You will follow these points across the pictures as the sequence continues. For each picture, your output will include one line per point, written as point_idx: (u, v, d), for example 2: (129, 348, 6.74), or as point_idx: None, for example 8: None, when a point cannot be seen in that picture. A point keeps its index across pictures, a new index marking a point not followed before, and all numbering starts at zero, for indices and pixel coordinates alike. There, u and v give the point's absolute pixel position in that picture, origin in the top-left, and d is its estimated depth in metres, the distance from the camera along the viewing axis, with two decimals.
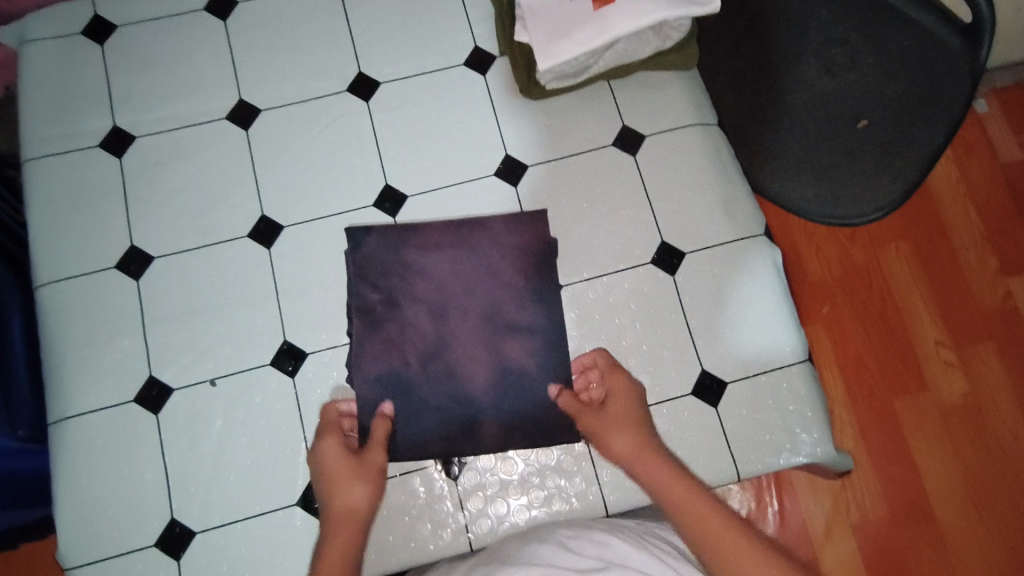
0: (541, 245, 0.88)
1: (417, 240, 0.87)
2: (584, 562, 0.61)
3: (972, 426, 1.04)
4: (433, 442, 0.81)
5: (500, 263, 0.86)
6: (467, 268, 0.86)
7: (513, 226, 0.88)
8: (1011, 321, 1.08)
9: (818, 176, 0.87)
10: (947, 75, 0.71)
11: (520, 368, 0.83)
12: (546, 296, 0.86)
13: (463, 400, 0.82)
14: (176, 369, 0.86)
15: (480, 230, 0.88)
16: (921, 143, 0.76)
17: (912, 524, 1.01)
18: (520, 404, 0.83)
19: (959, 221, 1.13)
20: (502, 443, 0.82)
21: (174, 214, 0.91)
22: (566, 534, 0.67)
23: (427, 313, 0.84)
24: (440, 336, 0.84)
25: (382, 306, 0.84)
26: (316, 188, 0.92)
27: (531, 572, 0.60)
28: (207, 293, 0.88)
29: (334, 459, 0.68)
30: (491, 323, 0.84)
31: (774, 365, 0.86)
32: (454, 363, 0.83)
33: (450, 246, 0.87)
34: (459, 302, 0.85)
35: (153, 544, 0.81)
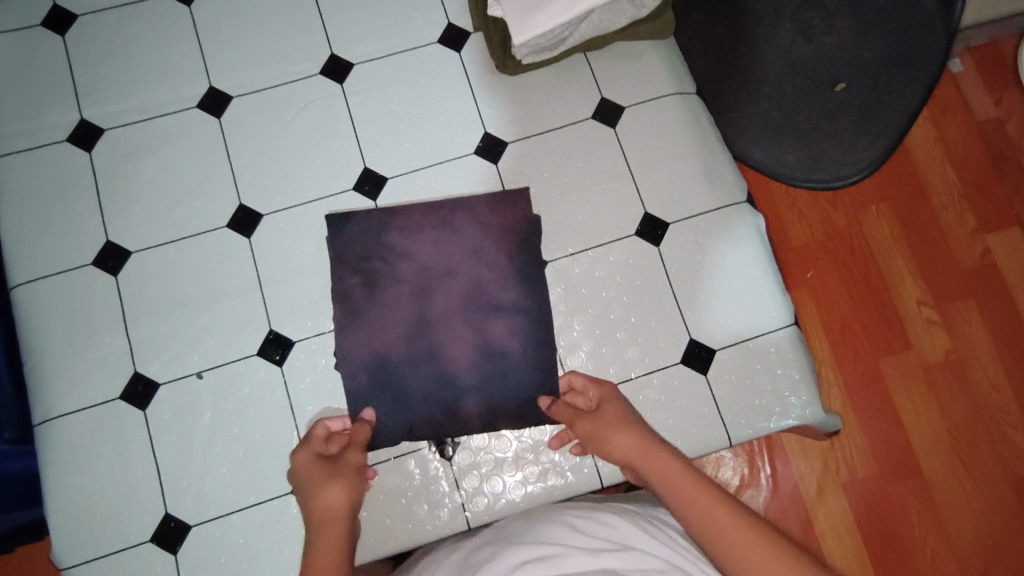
0: (523, 222, 0.88)
1: (399, 223, 0.88)
2: (594, 542, 0.62)
3: (955, 382, 1.06)
4: (418, 424, 0.82)
5: (484, 242, 0.87)
6: (451, 248, 0.87)
7: (494, 205, 0.89)
8: (990, 277, 1.09)
9: (799, 140, 0.85)
10: (923, 35, 0.80)
11: (503, 346, 0.84)
12: (530, 272, 0.87)
13: (447, 380, 0.83)
14: (161, 363, 0.85)
15: (462, 210, 0.88)
16: (898, 106, 0.81)
17: (900, 480, 1.03)
18: (503, 381, 0.83)
19: (937, 180, 1.13)
20: (487, 422, 0.83)
21: (149, 206, 0.89)
22: (572, 515, 0.68)
23: (409, 295, 0.85)
24: (423, 317, 0.84)
25: (362, 290, 0.85)
26: (294, 174, 0.90)
27: (542, 549, 0.61)
28: (189, 285, 0.87)
29: (310, 464, 0.66)
30: (473, 301, 0.85)
31: (761, 331, 0.87)
32: (437, 344, 0.84)
33: (433, 227, 0.88)
34: (441, 284, 0.86)
35: (149, 539, 0.80)
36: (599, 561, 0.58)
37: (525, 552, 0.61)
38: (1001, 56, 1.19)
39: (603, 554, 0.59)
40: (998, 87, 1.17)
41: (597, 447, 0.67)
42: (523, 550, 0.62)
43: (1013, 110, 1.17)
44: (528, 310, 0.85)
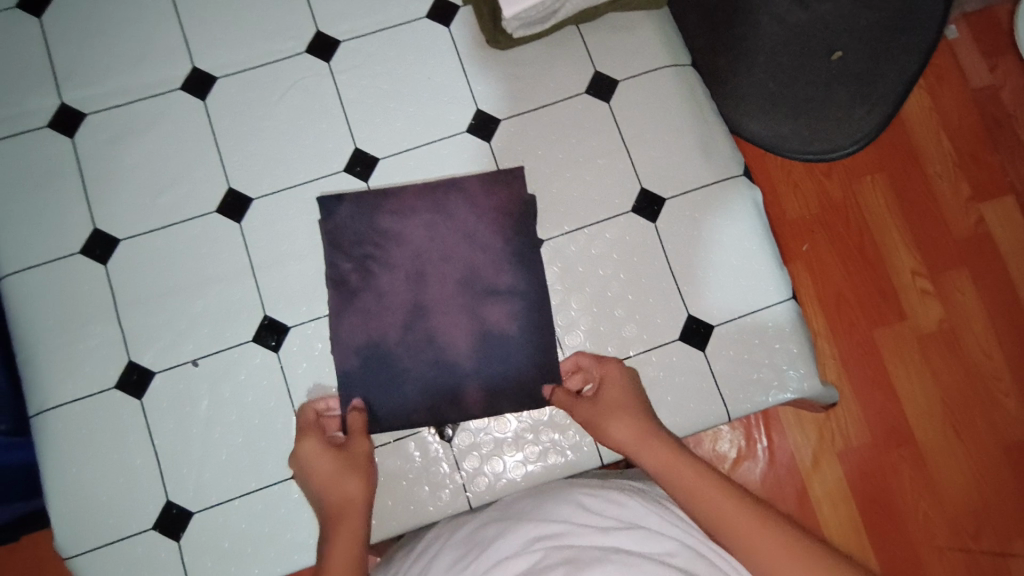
0: (518, 202, 0.87)
1: (392, 205, 0.86)
2: (604, 520, 0.62)
3: (949, 351, 1.06)
4: (418, 411, 0.81)
5: (477, 224, 0.86)
6: (445, 232, 0.85)
7: (488, 186, 0.87)
8: (985, 245, 1.09)
9: (795, 111, 0.84)
10: None
11: (502, 330, 0.83)
12: (525, 253, 0.85)
13: (446, 366, 0.82)
14: (156, 352, 0.84)
15: (456, 192, 0.87)
16: (898, 72, 0.79)
17: (894, 448, 1.04)
18: (503, 364, 0.83)
19: (932, 149, 1.13)
20: (488, 408, 0.82)
21: (136, 192, 0.87)
22: (582, 493, 0.68)
23: (404, 280, 0.84)
24: (418, 302, 0.83)
25: (357, 275, 0.84)
26: (283, 156, 0.88)
27: (552, 528, 0.61)
28: (180, 272, 0.85)
29: (319, 454, 0.65)
30: (468, 286, 0.84)
31: (759, 306, 0.86)
32: (435, 329, 0.83)
33: (427, 209, 0.86)
34: (436, 268, 0.84)
35: (151, 527, 0.80)
36: (609, 539, 0.59)
37: (535, 531, 0.62)
38: (996, 22, 1.18)
39: (613, 533, 0.60)
40: (994, 54, 1.16)
41: (595, 431, 0.66)
42: (534, 528, 0.63)
43: (1008, 77, 1.16)
44: (524, 292, 0.84)
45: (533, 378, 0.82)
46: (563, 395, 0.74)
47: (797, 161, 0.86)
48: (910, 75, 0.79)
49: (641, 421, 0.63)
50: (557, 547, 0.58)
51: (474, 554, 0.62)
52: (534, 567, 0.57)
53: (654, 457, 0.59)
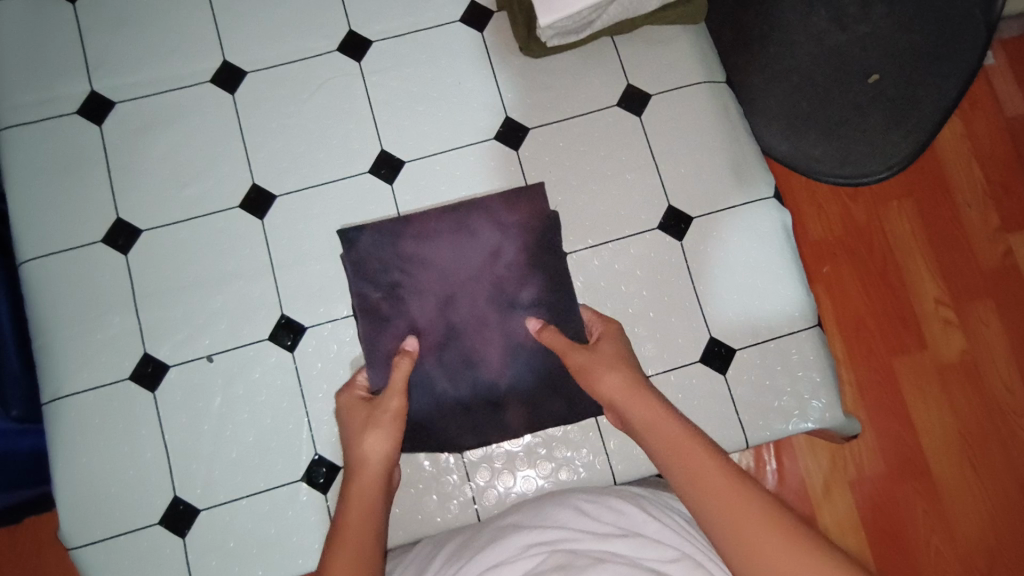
0: (541, 220, 0.84)
1: (415, 230, 0.84)
2: (601, 527, 0.62)
3: (969, 382, 1.04)
4: (465, 438, 0.80)
5: (502, 243, 0.84)
6: (471, 252, 0.83)
7: (511, 203, 0.85)
8: (1012, 278, 1.07)
9: (827, 135, 0.83)
10: (962, 23, 0.69)
11: (535, 350, 0.82)
12: (551, 269, 0.83)
13: (484, 386, 0.81)
14: (172, 345, 0.83)
15: (477, 212, 0.84)
16: (935, 97, 0.73)
17: (908, 479, 1.01)
18: (538, 383, 0.82)
19: (961, 177, 1.10)
20: (530, 423, 0.81)
21: (161, 184, 0.87)
22: (582, 498, 0.67)
23: (434, 305, 0.82)
24: (450, 324, 0.82)
25: (387, 302, 0.82)
26: (308, 155, 0.88)
27: (548, 534, 0.61)
28: (200, 267, 0.85)
29: (354, 412, 0.71)
30: (499, 303, 0.82)
31: (783, 331, 0.85)
32: (470, 349, 0.82)
33: (450, 231, 0.84)
34: (464, 289, 0.83)
35: (157, 521, 0.80)
36: (606, 545, 0.58)
37: (532, 537, 0.61)
38: None
39: (611, 539, 0.59)
40: None
41: (587, 384, 0.69)
42: (531, 533, 0.62)
43: None
44: (558, 309, 0.82)
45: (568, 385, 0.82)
46: (553, 340, 0.75)
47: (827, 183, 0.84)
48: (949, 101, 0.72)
49: (631, 377, 0.66)
50: (553, 554, 0.58)
51: (470, 557, 0.62)
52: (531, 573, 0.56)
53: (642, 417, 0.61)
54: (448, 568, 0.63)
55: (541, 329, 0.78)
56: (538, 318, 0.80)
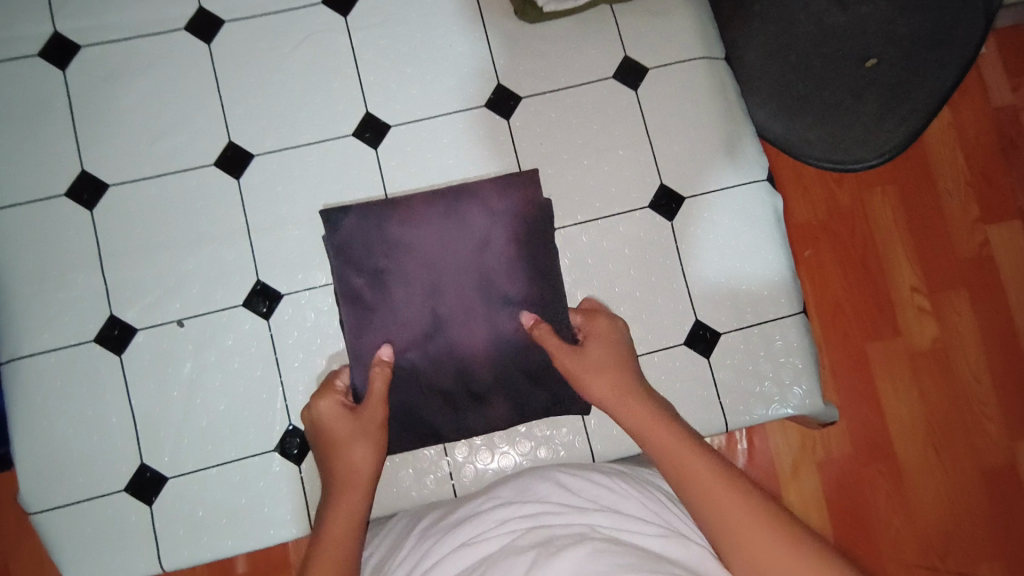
0: (533, 209, 0.78)
1: (400, 214, 0.77)
2: (582, 502, 0.61)
3: (938, 369, 1.05)
4: (444, 425, 0.78)
5: (494, 232, 0.77)
6: (460, 242, 0.77)
7: (503, 189, 0.78)
8: (986, 268, 1.08)
9: (822, 117, 0.85)
10: (961, 20, 0.75)
11: (526, 348, 0.77)
12: (544, 264, 0.77)
13: (469, 380, 0.77)
14: (140, 308, 0.80)
15: (468, 197, 0.78)
16: (931, 87, 0.79)
17: (873, 461, 1.03)
18: (525, 380, 0.77)
19: (946, 166, 1.10)
20: (512, 419, 0.78)
21: (130, 137, 0.82)
22: (563, 472, 0.67)
23: (419, 295, 0.76)
24: (436, 316, 0.76)
25: (370, 290, 0.76)
26: (289, 114, 0.83)
27: (527, 508, 0.60)
28: (171, 227, 0.81)
29: (335, 417, 0.70)
30: (488, 295, 0.76)
31: (768, 317, 0.84)
32: (455, 343, 0.76)
33: (439, 217, 0.77)
34: (452, 279, 0.76)
35: (123, 488, 0.78)
36: (585, 518, 0.57)
37: (511, 510, 0.60)
38: None
39: (591, 512, 0.58)
40: (1018, 74, 1.13)
41: (577, 386, 0.71)
42: (510, 507, 0.61)
43: None
44: (552, 306, 0.76)
45: (556, 380, 0.78)
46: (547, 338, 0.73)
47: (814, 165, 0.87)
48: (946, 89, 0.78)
49: (623, 379, 0.69)
50: (532, 529, 0.57)
51: (445, 532, 0.61)
52: (509, 546, 0.54)
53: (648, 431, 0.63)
54: (423, 542, 0.62)
55: (534, 324, 0.74)
56: (533, 313, 0.76)
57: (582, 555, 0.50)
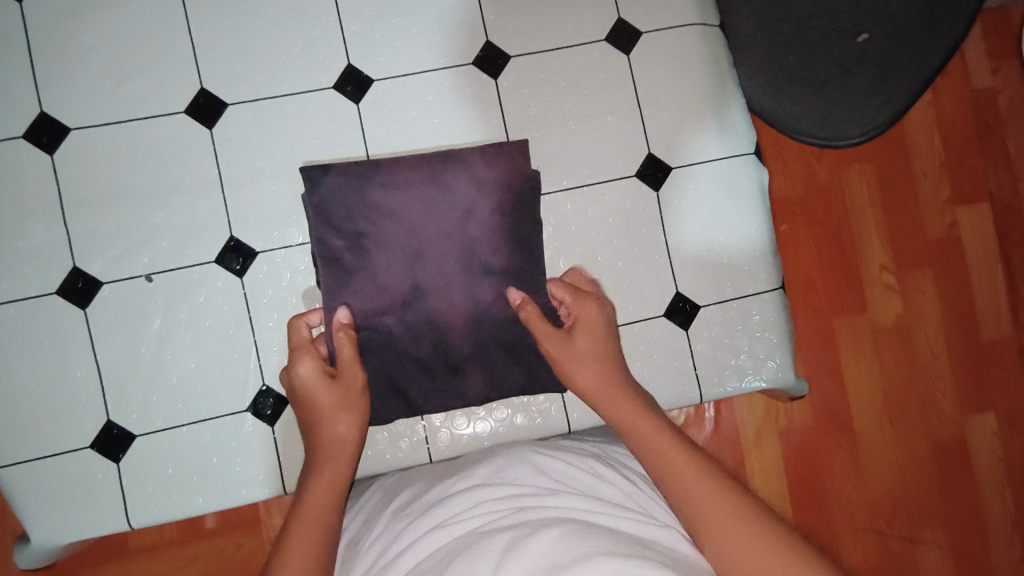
0: (520, 178, 0.76)
1: (383, 176, 0.75)
2: (557, 486, 0.62)
3: (900, 346, 1.08)
4: (421, 398, 0.77)
5: (479, 202, 0.75)
6: (442, 209, 0.75)
7: (490, 156, 0.76)
8: (953, 250, 1.10)
9: (811, 93, 0.94)
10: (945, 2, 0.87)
11: (506, 323, 0.76)
12: (527, 237, 0.76)
13: (447, 350, 0.76)
14: (105, 261, 0.76)
15: (454, 163, 0.76)
16: (916, 70, 0.89)
17: (832, 432, 1.06)
18: (503, 353, 0.77)
19: (923, 146, 1.11)
20: (485, 396, 0.78)
21: (93, 78, 0.77)
22: (538, 454, 0.68)
23: (400, 262, 0.74)
24: (415, 284, 0.74)
25: (350, 254, 0.74)
26: (265, 62, 0.79)
27: (502, 491, 0.61)
28: (138, 177, 0.77)
29: (316, 389, 0.69)
30: (469, 266, 0.75)
31: (746, 291, 0.85)
32: (435, 312, 0.75)
33: (423, 182, 0.75)
34: (433, 247, 0.75)
35: (88, 445, 0.76)
36: (559, 501, 0.58)
37: (486, 492, 0.61)
38: (1008, 23, 1.13)
39: (565, 496, 0.59)
40: (999, 57, 1.13)
41: (563, 376, 0.72)
42: (485, 489, 0.62)
43: (1008, 82, 1.13)
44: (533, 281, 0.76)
45: (532, 354, 0.77)
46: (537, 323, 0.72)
47: (803, 140, 0.97)
48: (929, 73, 0.89)
49: (609, 373, 0.70)
50: (508, 511, 0.57)
51: (419, 513, 0.61)
52: (484, 528, 0.55)
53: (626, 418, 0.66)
54: (399, 521, 0.62)
55: (523, 303, 0.74)
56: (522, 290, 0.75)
57: (555, 537, 0.51)
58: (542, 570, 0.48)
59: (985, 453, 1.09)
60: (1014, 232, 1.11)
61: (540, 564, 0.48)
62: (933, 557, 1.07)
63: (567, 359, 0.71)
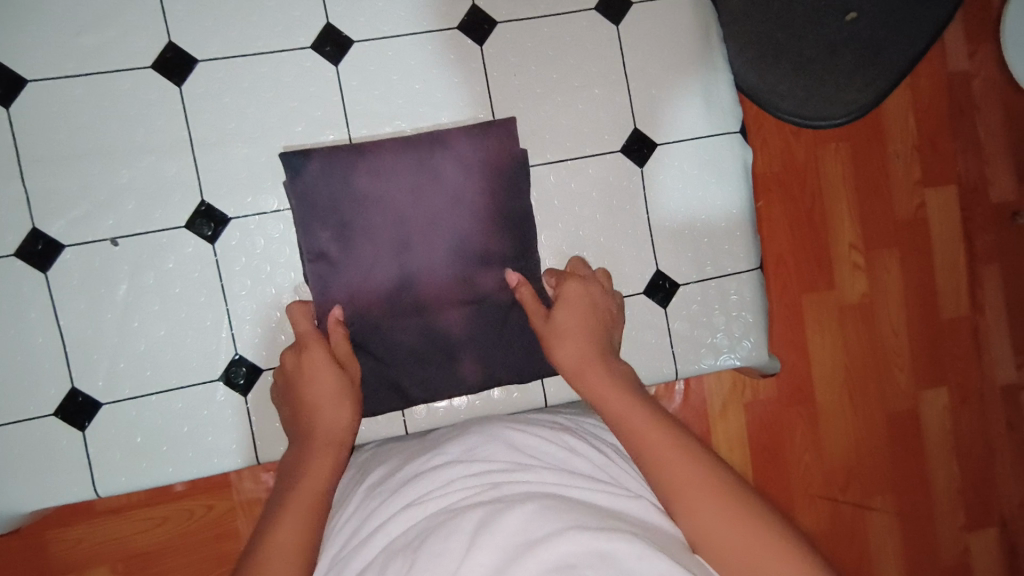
0: (508, 159, 0.77)
1: (368, 164, 0.75)
2: (529, 461, 0.62)
3: (863, 323, 1.09)
4: (413, 386, 0.78)
5: (466, 186, 0.76)
6: (431, 196, 0.76)
7: (477, 139, 0.77)
8: (919, 230, 1.11)
9: (796, 70, 0.98)
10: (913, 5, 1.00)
11: (500, 311, 0.78)
12: (518, 223, 0.78)
13: (439, 337, 0.77)
14: (67, 222, 0.73)
15: (441, 149, 0.76)
16: (894, 60, 1.00)
17: (795, 406, 1.08)
18: (494, 340, 0.78)
19: (897, 125, 1.09)
20: (484, 381, 0.79)
21: (52, 26, 0.72)
22: (511, 429, 0.67)
23: (387, 250, 0.75)
24: (404, 272, 0.75)
25: (335, 243, 0.74)
26: (238, 16, 0.75)
27: (474, 466, 0.61)
28: (102, 133, 0.73)
29: (320, 373, 0.69)
30: (460, 253, 0.76)
31: (726, 271, 0.86)
32: (424, 299, 0.76)
33: (410, 168, 0.75)
34: (422, 234, 0.75)
35: (52, 413, 0.73)
36: (532, 476, 0.59)
37: (459, 469, 0.61)
38: (987, 6, 1.13)
39: (538, 470, 0.60)
40: (976, 39, 1.12)
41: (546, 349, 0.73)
42: (458, 465, 0.61)
43: (983, 66, 1.13)
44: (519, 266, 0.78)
45: (526, 340, 0.79)
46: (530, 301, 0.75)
47: (783, 120, 1.01)
48: (914, 53, 1.00)
49: (589, 348, 0.71)
50: (480, 488, 0.57)
51: (393, 491, 0.61)
52: (457, 505, 0.55)
53: (604, 401, 0.66)
54: (374, 498, 0.62)
55: (519, 284, 0.76)
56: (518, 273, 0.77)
57: (528, 513, 0.51)
58: (515, 547, 0.48)
59: (936, 426, 1.13)
60: (977, 214, 1.14)
61: (512, 541, 0.49)
62: (883, 522, 1.11)
63: (555, 341, 0.72)
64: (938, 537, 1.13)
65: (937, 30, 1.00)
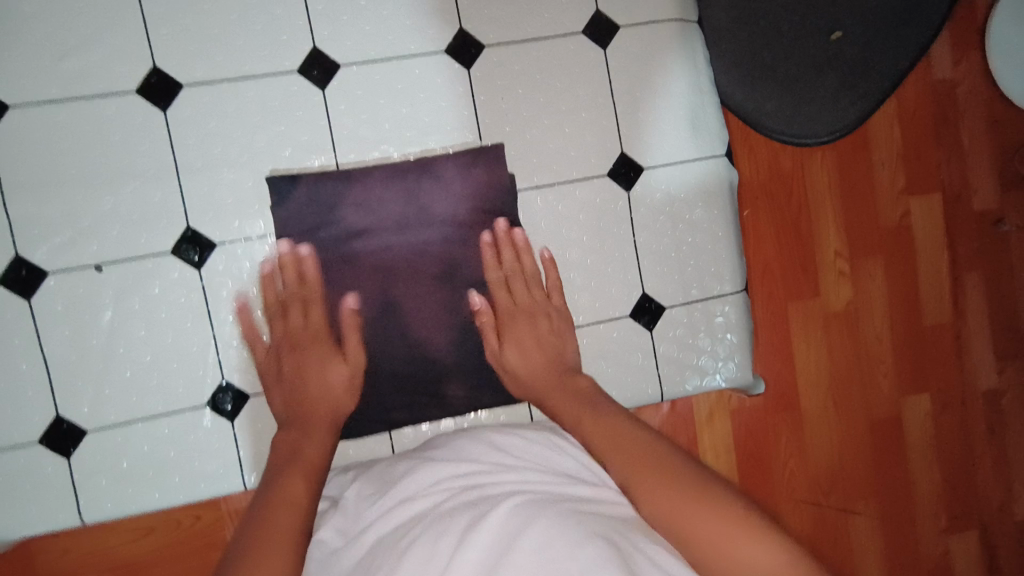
0: (496, 190, 0.79)
1: (355, 195, 0.76)
2: (513, 462, 0.64)
3: (847, 330, 1.10)
4: (399, 410, 0.78)
5: (454, 216, 0.78)
6: (418, 226, 0.77)
7: (465, 170, 0.78)
8: (902, 239, 1.12)
9: (782, 89, 1.00)
10: (896, 29, 1.05)
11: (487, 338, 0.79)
12: None
13: (427, 361, 0.78)
14: (50, 248, 0.72)
15: (430, 178, 0.78)
16: (875, 84, 1.05)
17: (780, 412, 1.08)
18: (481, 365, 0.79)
19: (882, 136, 1.09)
20: (470, 402, 0.80)
21: (33, 51, 0.71)
22: (497, 432, 0.69)
23: (373, 276, 0.76)
24: (388, 296, 0.77)
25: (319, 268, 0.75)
26: (223, 40, 0.74)
27: (461, 468, 0.62)
28: (85, 158, 0.72)
29: (324, 363, 0.71)
30: (447, 281, 0.78)
31: (711, 292, 0.87)
32: (410, 323, 0.77)
33: (397, 200, 0.77)
34: (409, 263, 0.77)
35: (37, 440, 0.73)
36: (514, 475, 0.60)
37: (444, 471, 0.62)
38: (973, 18, 1.13)
39: (520, 470, 0.61)
40: (961, 50, 1.13)
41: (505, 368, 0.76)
42: (444, 466, 0.63)
43: (967, 76, 1.13)
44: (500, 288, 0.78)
45: None
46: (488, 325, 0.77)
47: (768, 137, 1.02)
48: (893, 77, 1.05)
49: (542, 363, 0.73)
50: (463, 489, 0.59)
51: (382, 492, 0.63)
52: (440, 505, 0.57)
53: (583, 421, 0.65)
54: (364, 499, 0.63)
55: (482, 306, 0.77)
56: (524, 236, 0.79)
57: (507, 508, 0.53)
58: (494, 543, 0.50)
59: (917, 429, 1.15)
60: (959, 221, 1.15)
61: (491, 538, 0.50)
62: (865, 525, 1.13)
63: (513, 362, 0.74)
64: (920, 538, 1.15)
65: (916, 55, 1.06)
